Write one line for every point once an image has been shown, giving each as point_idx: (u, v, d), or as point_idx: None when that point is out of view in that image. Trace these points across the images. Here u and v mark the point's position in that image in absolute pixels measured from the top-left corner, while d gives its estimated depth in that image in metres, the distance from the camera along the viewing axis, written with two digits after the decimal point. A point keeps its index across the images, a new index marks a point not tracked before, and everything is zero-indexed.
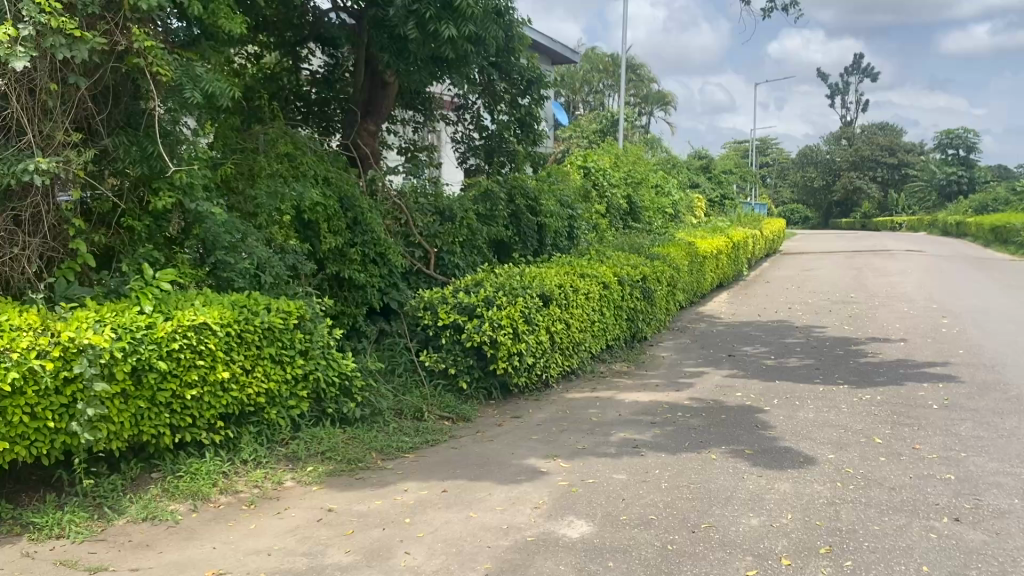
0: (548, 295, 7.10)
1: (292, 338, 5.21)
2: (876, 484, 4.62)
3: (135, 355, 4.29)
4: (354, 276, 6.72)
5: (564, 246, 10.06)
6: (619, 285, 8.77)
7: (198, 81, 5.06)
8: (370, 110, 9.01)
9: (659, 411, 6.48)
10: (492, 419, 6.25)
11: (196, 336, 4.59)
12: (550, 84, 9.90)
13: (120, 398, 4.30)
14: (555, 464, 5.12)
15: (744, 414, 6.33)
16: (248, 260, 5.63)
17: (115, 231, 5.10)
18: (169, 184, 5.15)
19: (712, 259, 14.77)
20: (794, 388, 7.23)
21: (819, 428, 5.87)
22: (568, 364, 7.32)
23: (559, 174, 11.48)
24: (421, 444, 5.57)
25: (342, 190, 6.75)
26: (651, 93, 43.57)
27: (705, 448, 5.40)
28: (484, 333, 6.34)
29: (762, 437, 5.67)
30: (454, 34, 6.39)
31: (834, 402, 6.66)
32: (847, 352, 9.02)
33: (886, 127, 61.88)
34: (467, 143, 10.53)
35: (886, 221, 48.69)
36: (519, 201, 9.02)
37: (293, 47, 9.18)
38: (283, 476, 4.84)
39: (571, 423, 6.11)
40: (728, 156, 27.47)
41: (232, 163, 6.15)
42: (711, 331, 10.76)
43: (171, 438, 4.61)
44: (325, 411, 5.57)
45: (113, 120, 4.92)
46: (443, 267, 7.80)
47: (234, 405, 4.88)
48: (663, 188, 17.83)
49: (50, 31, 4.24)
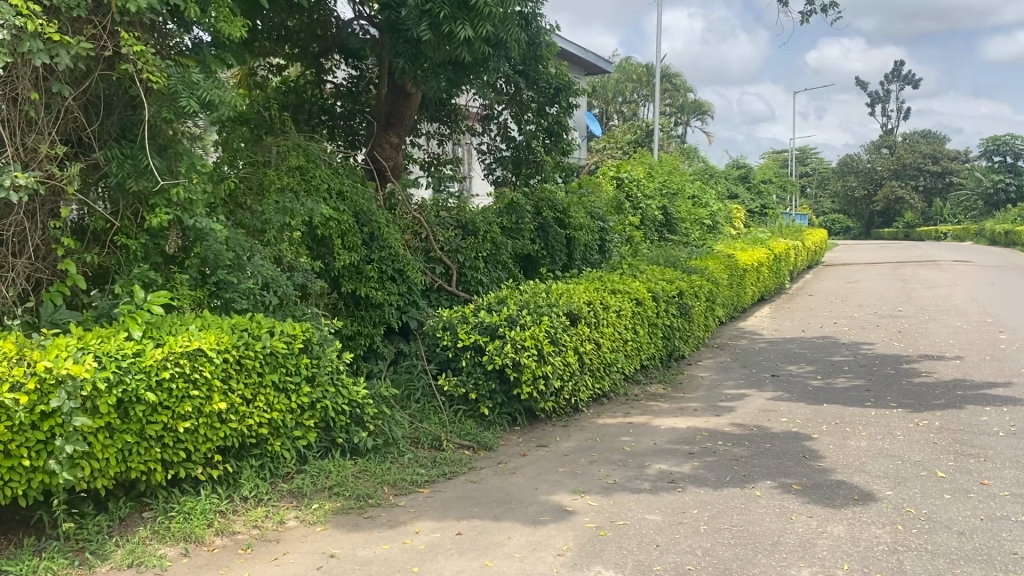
0: (576, 313, 6.67)
1: (297, 364, 4.82)
2: (942, 527, 4.10)
3: (120, 386, 3.93)
4: (371, 295, 6.34)
5: (595, 260, 9.62)
6: (653, 301, 8.30)
7: (195, 88, 4.69)
8: (392, 122, 8.57)
9: (697, 439, 5.99)
10: (515, 448, 5.81)
11: (190, 364, 4.23)
12: (579, 91, 9.68)
13: (105, 432, 3.95)
14: (583, 503, 4.67)
15: (790, 442, 5.82)
16: (253, 280, 5.28)
17: (109, 251, 4.77)
18: (166, 200, 4.75)
19: (752, 272, 14.24)
20: (845, 412, 6.69)
21: (874, 458, 5.35)
22: (598, 387, 6.86)
23: (591, 185, 11.04)
24: (437, 477, 5.16)
25: (358, 205, 6.36)
26: (687, 103, 43.02)
27: (748, 483, 4.92)
28: (506, 355, 5.91)
29: (812, 469, 5.16)
30: (471, 35, 6.00)
31: (888, 428, 6.13)
32: (899, 371, 8.44)
33: (928, 136, 60.63)
34: (494, 154, 10.09)
35: (931, 230, 47.53)
36: (547, 214, 8.61)
37: (316, 58, 8.94)
38: (285, 515, 4.46)
39: (601, 453, 5.66)
40: (766, 165, 26.80)
41: (240, 178, 5.84)
42: (752, 349, 10.22)
43: (163, 474, 4.25)
44: (335, 441, 5.16)
45: (106, 132, 4.61)
46: (466, 283, 7.41)
47: (233, 438, 4.51)
48: (701, 199, 17.30)
49: (28, 35, 3.91)
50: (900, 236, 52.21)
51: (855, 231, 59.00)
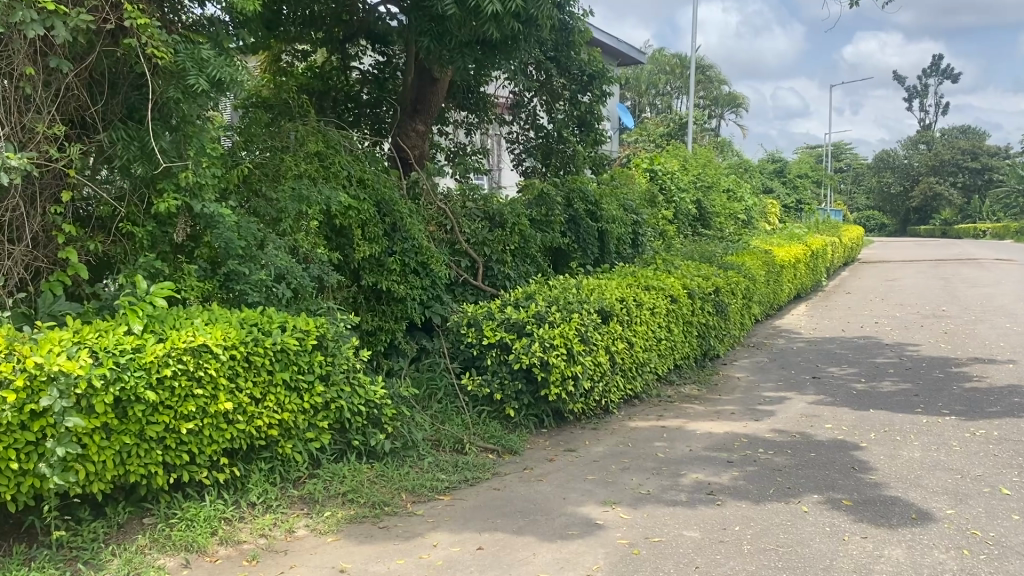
0: (608, 310, 6.32)
1: (310, 361, 4.51)
2: (1014, 554, 3.72)
3: (118, 384, 3.65)
4: (393, 288, 6.03)
5: (628, 254, 9.25)
6: (689, 298, 7.91)
7: (204, 66, 4.37)
8: (418, 109, 8.26)
9: (735, 446, 5.62)
10: (542, 452, 5.47)
11: (193, 360, 3.94)
12: (613, 79, 9.38)
13: (102, 433, 3.68)
14: (614, 516, 4.32)
15: (836, 452, 5.44)
16: (266, 271, 4.97)
17: (114, 240, 4.53)
18: (175, 185, 4.48)
19: (789, 269, 13.79)
20: (893, 419, 6.29)
21: (929, 472, 4.96)
22: (630, 388, 6.52)
23: (624, 177, 10.66)
24: (458, 483, 4.84)
25: (379, 193, 6.06)
26: (722, 94, 42.28)
27: (794, 497, 4.55)
28: (533, 355, 5.59)
29: (862, 483, 4.77)
30: (498, 11, 5.67)
31: (942, 438, 5.72)
32: (949, 375, 7.99)
33: (967, 132, 59.33)
34: (523, 144, 9.78)
35: (971, 229, 46.43)
36: (577, 205, 8.25)
37: (342, 44, 8.69)
38: (295, 523, 4.17)
39: (633, 459, 5.31)
40: (803, 159, 26.14)
41: (255, 164, 5.53)
42: (790, 349, 9.79)
43: (165, 478, 3.97)
44: (351, 444, 4.86)
45: (111, 114, 4.35)
46: (492, 278, 7.10)
47: (240, 439, 4.22)
48: (737, 193, 16.81)
49: (22, 4, 3.67)
50: (938, 233, 51.11)
51: (890, 228, 57.93)
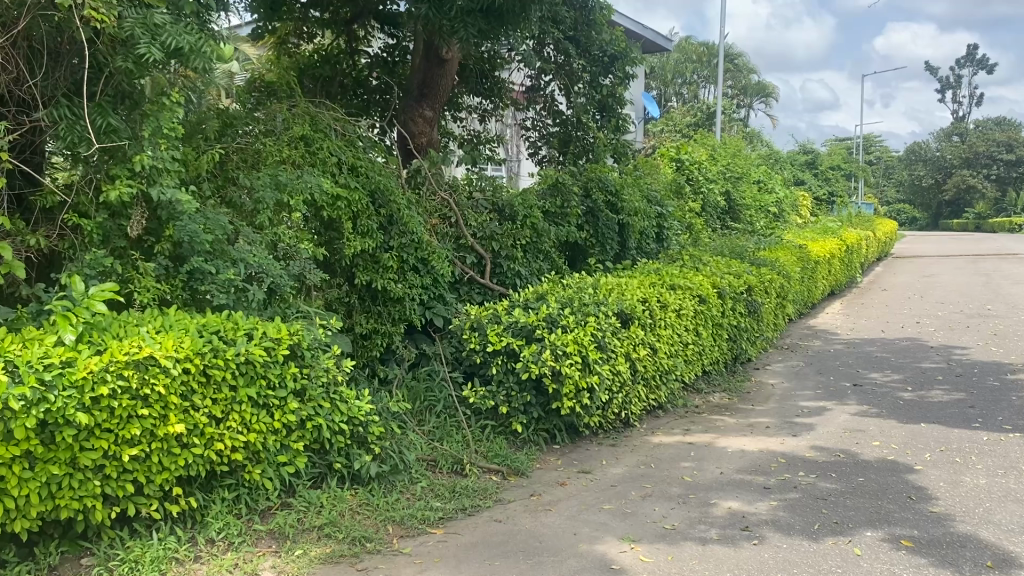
0: (627, 313, 5.69)
1: (281, 375, 3.92)
2: None
3: (41, 405, 3.07)
4: (389, 288, 5.42)
5: (651, 250, 8.59)
6: (718, 298, 7.24)
7: (158, 33, 3.74)
8: (426, 92, 7.60)
9: (773, 468, 4.96)
10: (554, 475, 4.84)
11: (137, 376, 3.34)
12: (637, 61, 8.70)
13: (24, 463, 3.10)
14: (634, 558, 3.69)
15: (889, 476, 4.76)
16: (235, 270, 4.37)
17: (62, 233, 3.96)
18: (130, 171, 3.87)
19: (824, 265, 13.14)
20: (949, 436, 5.59)
21: (1001, 504, 4.27)
22: (653, 399, 5.89)
23: (649, 167, 10.00)
24: (455, 513, 4.22)
25: (374, 183, 5.42)
26: (750, 84, 41.30)
27: (845, 535, 3.88)
28: (543, 364, 4.95)
29: (923, 517, 4.10)
30: None
31: (1008, 461, 5.01)
32: (1006, 383, 7.25)
33: (1002, 123, 57.82)
34: (540, 131, 9.12)
35: (1006, 222, 45.16)
36: (596, 196, 7.59)
37: (349, 25, 8.07)
38: (260, 563, 3.56)
39: (656, 484, 4.66)
40: (837, 151, 25.25)
41: (229, 152, 4.96)
42: (827, 351, 9.09)
43: (105, 513, 3.39)
44: (332, 467, 4.28)
45: (56, 89, 3.76)
46: (502, 275, 6.50)
47: (196, 466, 3.64)
48: (768, 184, 16.10)
49: None
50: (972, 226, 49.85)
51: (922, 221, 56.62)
